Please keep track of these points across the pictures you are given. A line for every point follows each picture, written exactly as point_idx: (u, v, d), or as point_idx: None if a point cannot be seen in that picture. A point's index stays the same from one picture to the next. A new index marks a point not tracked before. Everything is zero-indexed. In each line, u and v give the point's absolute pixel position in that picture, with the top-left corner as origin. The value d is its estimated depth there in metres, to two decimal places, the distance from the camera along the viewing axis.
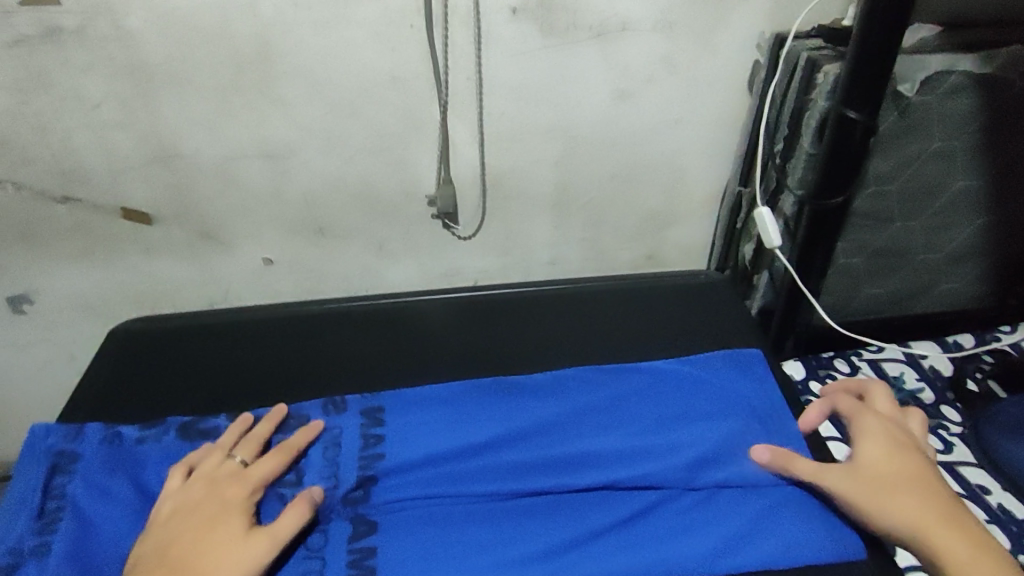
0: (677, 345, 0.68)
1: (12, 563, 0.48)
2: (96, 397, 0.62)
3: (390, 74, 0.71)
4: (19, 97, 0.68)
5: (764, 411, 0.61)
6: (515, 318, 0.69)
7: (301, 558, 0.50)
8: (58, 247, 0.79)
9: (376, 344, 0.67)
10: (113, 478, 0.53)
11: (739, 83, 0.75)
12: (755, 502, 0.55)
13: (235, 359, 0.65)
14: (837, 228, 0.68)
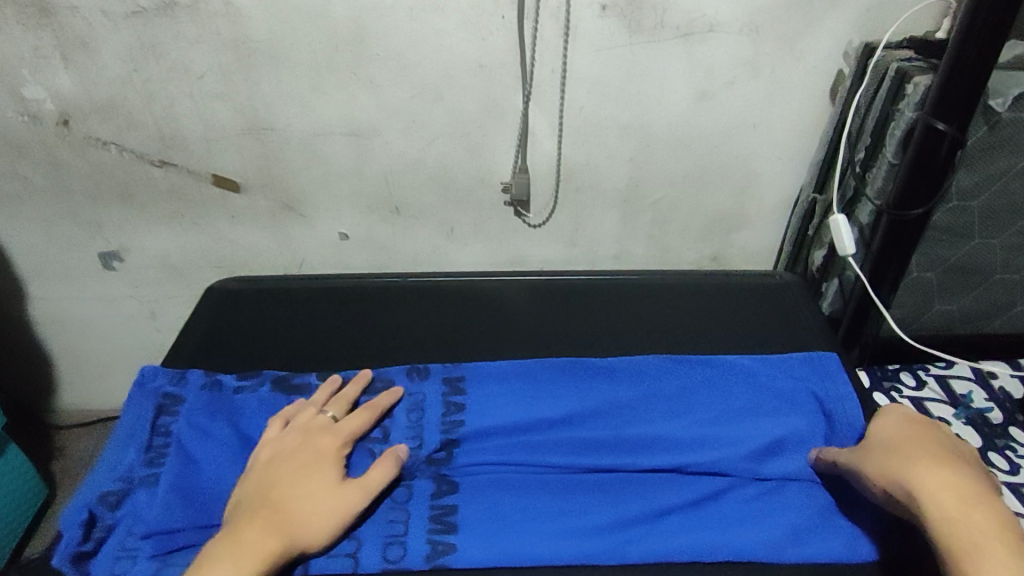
0: (749, 341, 0.68)
1: (126, 489, 0.53)
2: (195, 344, 0.67)
3: (477, 62, 0.73)
4: (132, 65, 0.73)
5: (834, 408, 0.61)
6: (589, 303, 0.71)
7: (388, 508, 0.53)
8: (151, 208, 0.84)
9: (455, 319, 0.69)
10: (213, 421, 0.57)
11: (821, 90, 0.75)
12: (822, 497, 0.56)
13: (322, 323, 0.69)
14: (915, 241, 0.68)
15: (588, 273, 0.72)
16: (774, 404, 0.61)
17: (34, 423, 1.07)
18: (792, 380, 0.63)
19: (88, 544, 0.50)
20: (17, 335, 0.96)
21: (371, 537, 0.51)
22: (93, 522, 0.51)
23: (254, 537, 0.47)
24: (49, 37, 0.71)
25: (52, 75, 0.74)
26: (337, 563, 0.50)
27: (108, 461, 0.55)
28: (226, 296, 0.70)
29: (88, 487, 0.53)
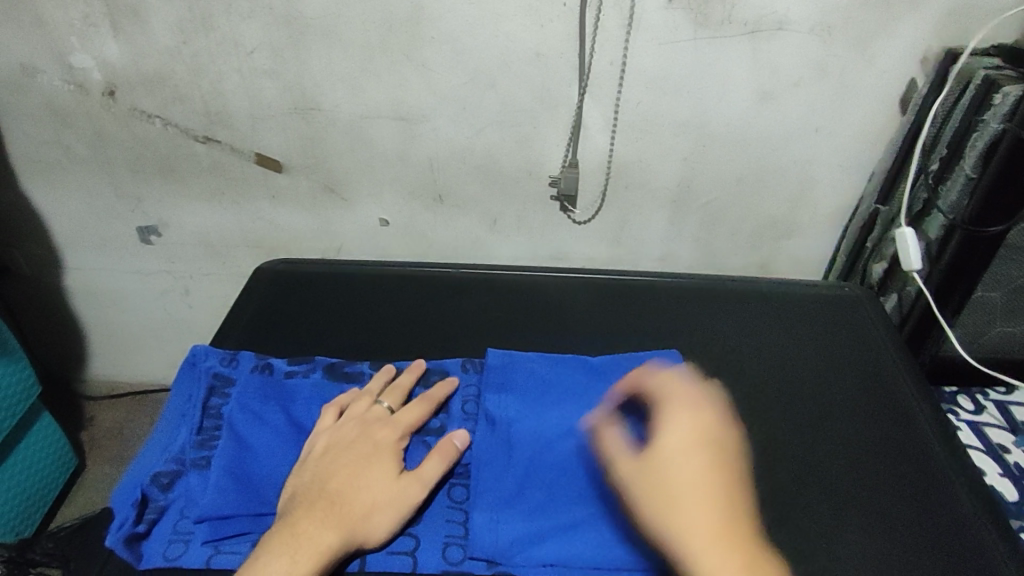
0: (814, 345, 0.66)
1: (178, 471, 0.52)
2: (247, 326, 0.67)
3: (535, 51, 0.71)
4: (182, 37, 0.71)
5: (906, 418, 0.59)
6: (647, 303, 0.69)
7: (446, 507, 0.50)
8: (191, 184, 0.83)
9: (512, 310, 0.69)
10: (267, 406, 0.56)
11: (890, 97, 0.72)
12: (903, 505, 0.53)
13: (377, 308, 0.69)
14: (986, 259, 0.64)
15: (646, 275, 0.72)
16: (841, 408, 0.60)
17: (64, 392, 1.08)
18: (865, 397, 0.61)
19: (142, 525, 0.49)
20: (51, 304, 0.96)
21: (430, 538, 0.48)
22: (146, 502, 0.50)
23: (312, 530, 0.46)
24: (100, 5, 0.70)
25: (101, 44, 0.72)
26: (394, 561, 0.47)
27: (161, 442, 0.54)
28: (282, 278, 0.72)
29: (144, 467, 0.53)
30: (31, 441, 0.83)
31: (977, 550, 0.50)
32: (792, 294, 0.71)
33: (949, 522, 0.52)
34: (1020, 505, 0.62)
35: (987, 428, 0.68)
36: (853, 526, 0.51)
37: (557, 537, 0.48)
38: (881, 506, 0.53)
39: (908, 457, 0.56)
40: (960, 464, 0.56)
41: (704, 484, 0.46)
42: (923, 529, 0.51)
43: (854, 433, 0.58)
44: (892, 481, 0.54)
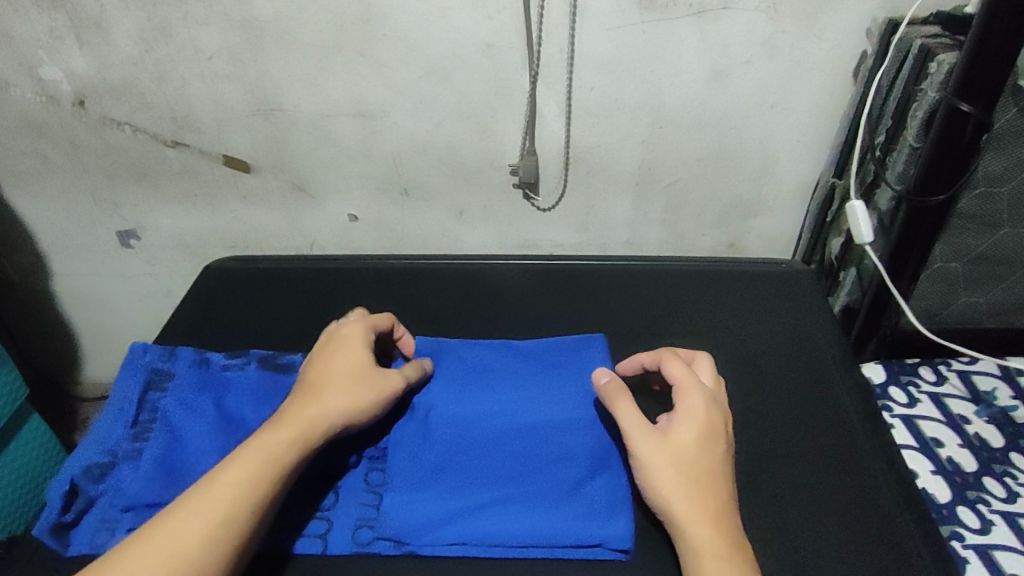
0: (744, 322, 0.67)
1: (111, 462, 0.54)
2: (191, 323, 0.70)
3: (485, 41, 0.71)
4: (143, 46, 0.73)
5: (825, 394, 0.60)
6: (583, 286, 0.72)
7: (361, 490, 0.53)
8: (165, 188, 0.85)
9: (449, 295, 0.72)
10: (201, 399, 0.58)
11: (843, 71, 0.71)
12: (811, 478, 0.54)
13: (321, 297, 0.72)
14: (937, 228, 0.66)
15: (581, 259, 0.75)
16: (765, 384, 0.61)
17: (62, 393, 1.12)
18: (791, 373, 0.62)
19: (69, 515, 0.51)
20: (43, 308, 1.00)
21: (341, 520, 0.51)
22: (76, 493, 0.52)
23: (276, 443, 0.48)
24: (63, 18, 0.72)
25: (67, 55, 0.75)
26: (306, 544, 0.50)
27: (97, 434, 0.55)
28: (229, 275, 0.75)
29: (76, 458, 0.54)
30: (16, 447, 0.86)
31: (882, 515, 0.51)
32: (725, 276, 0.72)
33: (859, 491, 0.53)
34: (977, 475, 0.65)
35: (946, 398, 0.71)
36: (762, 497, 0.52)
37: (464, 516, 0.50)
38: (791, 479, 0.54)
39: (826, 429, 0.57)
40: (878, 435, 0.57)
41: (721, 526, 0.47)
42: (830, 496, 0.52)
43: (775, 406, 0.59)
44: (807, 452, 0.55)
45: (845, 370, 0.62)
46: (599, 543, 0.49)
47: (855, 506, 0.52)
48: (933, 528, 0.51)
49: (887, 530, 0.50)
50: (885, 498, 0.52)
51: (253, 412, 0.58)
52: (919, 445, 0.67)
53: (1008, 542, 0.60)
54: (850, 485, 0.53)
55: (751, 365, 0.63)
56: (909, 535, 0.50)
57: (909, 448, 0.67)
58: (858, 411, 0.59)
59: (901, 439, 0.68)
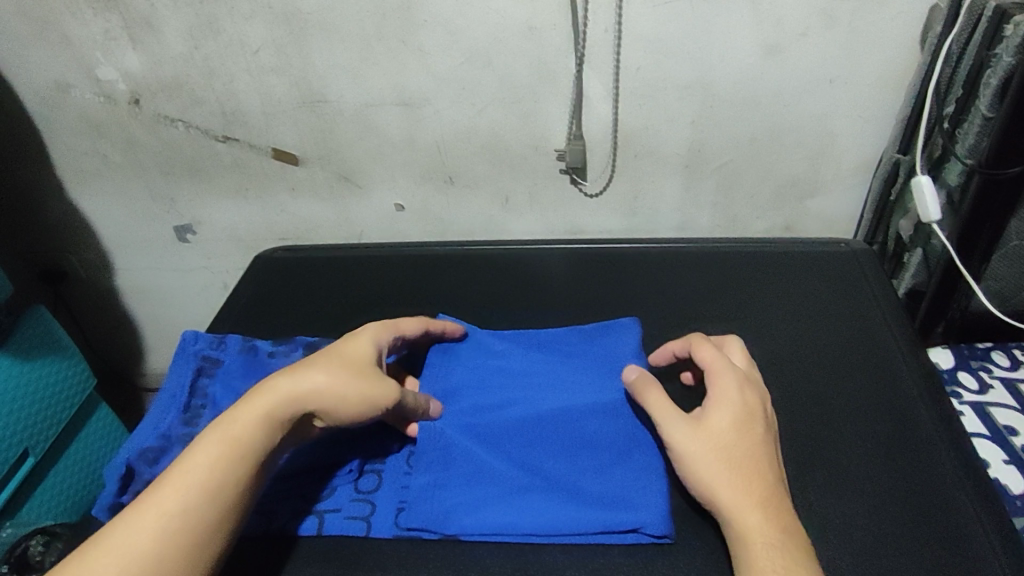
0: (793, 305, 0.65)
1: (164, 445, 0.56)
2: (242, 310, 0.72)
3: (527, 25, 0.70)
4: (193, 43, 0.75)
5: (882, 376, 0.58)
6: (628, 269, 0.71)
7: (402, 474, 0.54)
8: (218, 183, 0.87)
9: (493, 282, 0.72)
10: (249, 385, 0.60)
11: (909, 39, 0.67)
12: (866, 464, 0.52)
13: (365, 284, 0.73)
14: (1011, 202, 0.63)
15: (627, 243, 0.74)
16: (815, 368, 0.59)
17: (128, 382, 1.17)
18: (844, 357, 0.60)
19: (125, 495, 0.53)
20: (108, 301, 1.04)
21: (384, 502, 0.52)
22: (132, 475, 0.54)
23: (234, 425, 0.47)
24: (117, 19, 0.74)
25: (122, 56, 0.77)
26: (350, 525, 0.51)
27: (151, 420, 0.58)
28: (278, 266, 0.77)
29: (133, 442, 0.57)
30: (85, 436, 0.90)
31: (943, 500, 0.49)
32: (771, 258, 0.70)
33: (918, 478, 0.51)
34: None
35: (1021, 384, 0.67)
36: (816, 488, 0.51)
37: (504, 500, 0.50)
38: (844, 465, 0.52)
39: (884, 413, 0.55)
40: (943, 420, 0.54)
41: (769, 509, 0.46)
42: (886, 483, 0.51)
43: (830, 389, 0.57)
44: (860, 436, 0.54)
45: (904, 349, 0.60)
46: (636, 528, 0.48)
47: (914, 491, 0.50)
48: (998, 511, 0.49)
49: (949, 511, 0.49)
50: (947, 481, 0.50)
51: None
52: (990, 432, 0.64)
53: None
54: (907, 470, 0.51)
55: (799, 350, 0.61)
56: (972, 520, 0.48)
57: (979, 436, 0.64)
58: (916, 392, 0.57)
59: (971, 426, 0.65)
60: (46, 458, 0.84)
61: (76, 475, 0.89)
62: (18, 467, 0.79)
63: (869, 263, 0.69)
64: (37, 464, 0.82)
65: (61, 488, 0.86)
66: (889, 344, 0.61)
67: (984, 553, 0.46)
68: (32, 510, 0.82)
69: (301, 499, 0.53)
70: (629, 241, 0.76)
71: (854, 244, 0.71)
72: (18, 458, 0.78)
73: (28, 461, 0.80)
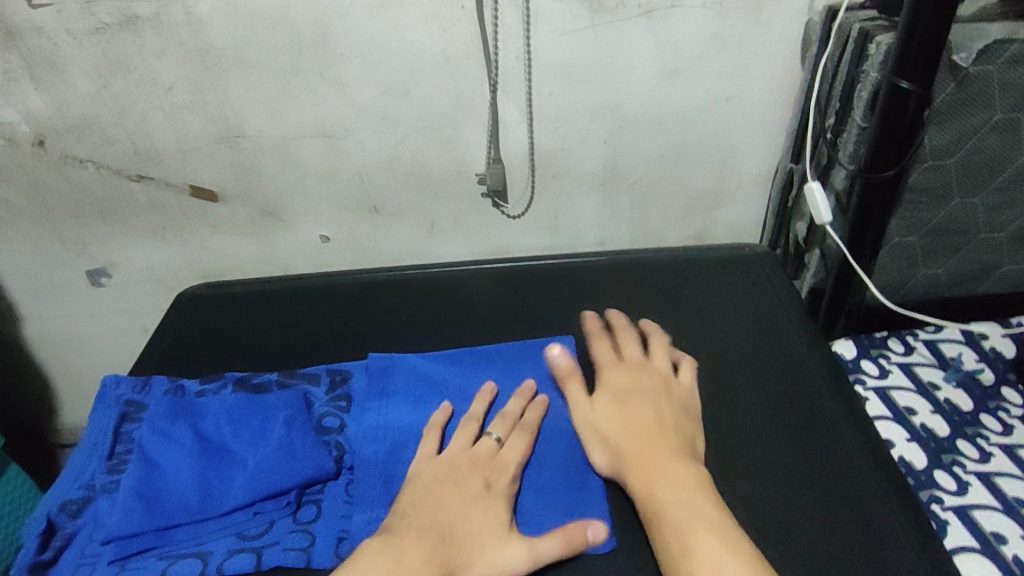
0: (707, 307, 0.69)
1: (88, 496, 0.54)
2: (165, 350, 0.70)
3: (442, 55, 0.73)
4: (101, 81, 0.73)
5: (793, 368, 0.62)
6: (553, 285, 0.74)
7: (341, 503, 0.53)
8: (133, 223, 0.85)
9: (424, 304, 0.72)
10: (174, 424, 0.57)
11: (791, 59, 0.74)
12: (777, 446, 0.56)
13: (294, 316, 0.73)
14: (890, 203, 0.69)
15: (551, 257, 0.77)
16: (730, 366, 0.63)
17: (39, 441, 1.09)
18: (756, 352, 0.64)
19: (47, 553, 0.51)
20: (14, 354, 0.98)
21: (325, 533, 0.51)
22: (53, 530, 0.52)
23: (430, 572, 0.46)
24: (16, 59, 0.71)
25: (23, 96, 0.74)
26: (290, 557, 0.50)
27: (72, 471, 0.56)
28: (202, 302, 0.75)
29: (54, 495, 0.54)
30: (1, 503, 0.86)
31: (848, 473, 0.54)
32: (685, 264, 0.75)
33: (824, 458, 0.55)
34: (950, 440, 0.67)
35: (916, 367, 0.73)
36: (735, 482, 0.53)
37: None
38: (762, 450, 0.55)
39: (793, 400, 0.59)
40: (847, 403, 0.59)
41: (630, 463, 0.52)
42: (799, 462, 0.54)
43: (746, 383, 0.61)
44: (774, 424, 0.57)
45: (808, 342, 0.65)
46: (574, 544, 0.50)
47: (821, 465, 0.54)
48: (894, 475, 0.54)
49: (852, 479, 0.53)
50: (849, 454, 0.55)
51: (229, 432, 0.56)
52: (892, 413, 0.69)
53: (982, 499, 0.62)
54: (814, 448, 0.55)
55: (716, 349, 0.65)
56: (871, 490, 0.52)
57: (883, 417, 0.69)
58: (818, 379, 0.61)
59: (876, 409, 0.70)
60: None
61: None
62: None
63: (775, 265, 0.74)
64: None
65: None
66: (796, 337, 0.65)
67: (883, 516, 0.51)
68: None
69: (238, 536, 0.51)
70: (554, 256, 0.78)
71: (760, 249, 0.76)
72: None
73: None
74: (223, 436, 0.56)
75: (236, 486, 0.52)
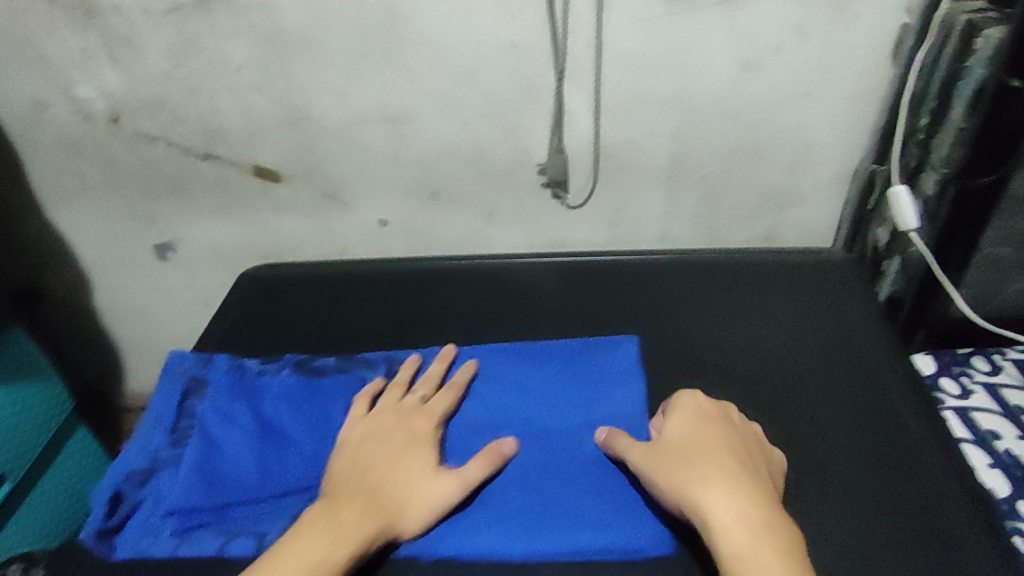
0: (777, 311, 0.67)
1: (151, 468, 0.55)
2: (227, 332, 0.71)
3: (509, 41, 0.71)
4: (174, 60, 0.74)
5: (870, 379, 0.59)
6: (613, 282, 0.71)
7: None
8: (199, 200, 0.87)
9: (482, 296, 0.72)
10: (236, 404, 0.59)
11: (882, 51, 0.69)
12: (852, 465, 0.53)
13: (353, 301, 0.73)
14: (987, 210, 0.66)
15: (613, 253, 0.75)
16: (801, 372, 0.60)
17: (105, 405, 1.14)
18: (829, 360, 0.61)
19: (113, 520, 0.52)
20: (85, 321, 1.02)
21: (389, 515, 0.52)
22: (119, 499, 0.53)
23: (358, 521, 0.49)
24: (95, 37, 0.73)
25: (100, 73, 0.76)
26: None
27: (137, 441, 0.57)
28: (265, 283, 0.76)
29: (119, 463, 0.56)
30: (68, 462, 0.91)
31: (930, 497, 0.51)
32: (751, 265, 0.72)
33: (907, 480, 0.52)
34: None
35: (1002, 388, 0.69)
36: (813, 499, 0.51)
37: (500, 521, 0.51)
38: (834, 466, 0.53)
39: (872, 414, 0.56)
40: (927, 420, 0.56)
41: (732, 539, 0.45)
42: (874, 483, 0.52)
43: (822, 394, 0.58)
44: (851, 439, 0.55)
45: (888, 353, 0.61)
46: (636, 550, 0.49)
47: (901, 492, 0.51)
48: (982, 503, 0.50)
49: (937, 507, 0.50)
50: (932, 479, 0.52)
51: (289, 417, 0.58)
52: (975, 437, 0.65)
53: None
54: (892, 469, 0.52)
55: (785, 355, 0.62)
56: (957, 519, 0.49)
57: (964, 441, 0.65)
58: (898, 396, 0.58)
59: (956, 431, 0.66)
60: (26, 481, 0.83)
61: (55, 499, 0.88)
62: None
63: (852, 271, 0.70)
64: (16, 488, 0.82)
65: (41, 513, 0.86)
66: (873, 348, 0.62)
67: (966, 548, 0.48)
68: (9, 537, 0.82)
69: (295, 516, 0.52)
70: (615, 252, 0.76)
71: (836, 251, 0.72)
72: None
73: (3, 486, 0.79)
74: (284, 420, 0.58)
75: (292, 467, 0.55)
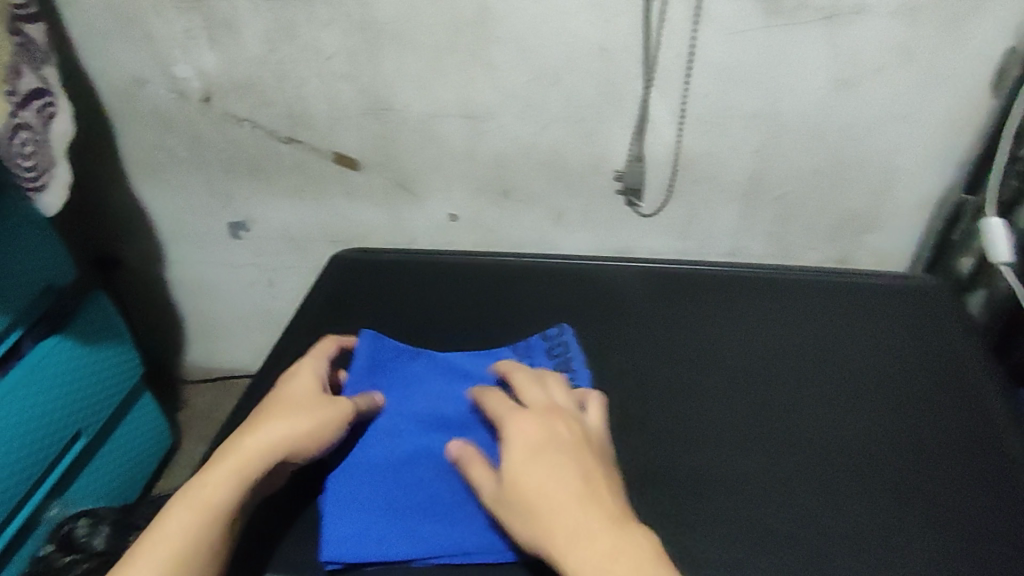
0: (867, 333, 0.67)
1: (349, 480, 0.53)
2: (308, 310, 0.73)
3: (599, 45, 0.71)
4: (270, 46, 0.77)
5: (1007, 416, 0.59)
6: (695, 293, 0.72)
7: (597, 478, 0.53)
8: (278, 182, 0.89)
9: (566, 296, 0.72)
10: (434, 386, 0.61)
11: (983, 79, 0.68)
12: (983, 507, 0.53)
13: (433, 291, 0.74)
14: None
15: (694, 265, 0.75)
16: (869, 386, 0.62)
17: (165, 374, 1.18)
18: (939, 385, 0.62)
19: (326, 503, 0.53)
20: (156, 291, 1.06)
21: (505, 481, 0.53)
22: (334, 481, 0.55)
23: (249, 449, 0.50)
24: (199, 19, 0.76)
25: (199, 54, 0.79)
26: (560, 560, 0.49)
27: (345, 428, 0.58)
28: (349, 268, 0.78)
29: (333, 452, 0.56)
30: (128, 426, 0.95)
31: None
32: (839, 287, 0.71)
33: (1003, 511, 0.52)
34: None
35: None
36: (902, 531, 0.51)
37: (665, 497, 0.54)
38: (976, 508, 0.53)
39: (976, 449, 0.56)
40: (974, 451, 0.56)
41: (548, 492, 0.46)
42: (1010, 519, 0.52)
43: (920, 425, 0.58)
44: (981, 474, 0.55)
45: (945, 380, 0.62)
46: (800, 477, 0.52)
47: None
48: None
49: None
50: None
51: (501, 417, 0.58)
52: None
53: None
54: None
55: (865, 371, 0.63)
56: None
57: None
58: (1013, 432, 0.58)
59: None
60: (94, 440, 0.89)
61: (115, 463, 0.93)
62: (69, 447, 0.84)
63: (946, 301, 0.69)
64: (86, 445, 0.87)
65: (107, 472, 0.91)
66: (973, 380, 0.62)
67: None
68: (78, 491, 0.86)
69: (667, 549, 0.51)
70: (693, 262, 0.77)
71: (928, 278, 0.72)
72: (71, 437, 0.83)
73: (79, 442, 0.85)
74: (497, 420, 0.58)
75: None
